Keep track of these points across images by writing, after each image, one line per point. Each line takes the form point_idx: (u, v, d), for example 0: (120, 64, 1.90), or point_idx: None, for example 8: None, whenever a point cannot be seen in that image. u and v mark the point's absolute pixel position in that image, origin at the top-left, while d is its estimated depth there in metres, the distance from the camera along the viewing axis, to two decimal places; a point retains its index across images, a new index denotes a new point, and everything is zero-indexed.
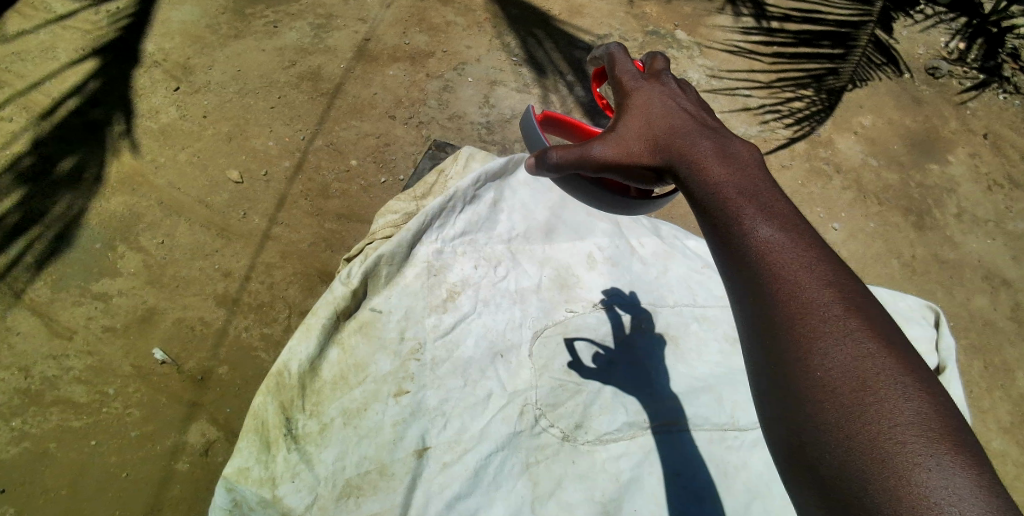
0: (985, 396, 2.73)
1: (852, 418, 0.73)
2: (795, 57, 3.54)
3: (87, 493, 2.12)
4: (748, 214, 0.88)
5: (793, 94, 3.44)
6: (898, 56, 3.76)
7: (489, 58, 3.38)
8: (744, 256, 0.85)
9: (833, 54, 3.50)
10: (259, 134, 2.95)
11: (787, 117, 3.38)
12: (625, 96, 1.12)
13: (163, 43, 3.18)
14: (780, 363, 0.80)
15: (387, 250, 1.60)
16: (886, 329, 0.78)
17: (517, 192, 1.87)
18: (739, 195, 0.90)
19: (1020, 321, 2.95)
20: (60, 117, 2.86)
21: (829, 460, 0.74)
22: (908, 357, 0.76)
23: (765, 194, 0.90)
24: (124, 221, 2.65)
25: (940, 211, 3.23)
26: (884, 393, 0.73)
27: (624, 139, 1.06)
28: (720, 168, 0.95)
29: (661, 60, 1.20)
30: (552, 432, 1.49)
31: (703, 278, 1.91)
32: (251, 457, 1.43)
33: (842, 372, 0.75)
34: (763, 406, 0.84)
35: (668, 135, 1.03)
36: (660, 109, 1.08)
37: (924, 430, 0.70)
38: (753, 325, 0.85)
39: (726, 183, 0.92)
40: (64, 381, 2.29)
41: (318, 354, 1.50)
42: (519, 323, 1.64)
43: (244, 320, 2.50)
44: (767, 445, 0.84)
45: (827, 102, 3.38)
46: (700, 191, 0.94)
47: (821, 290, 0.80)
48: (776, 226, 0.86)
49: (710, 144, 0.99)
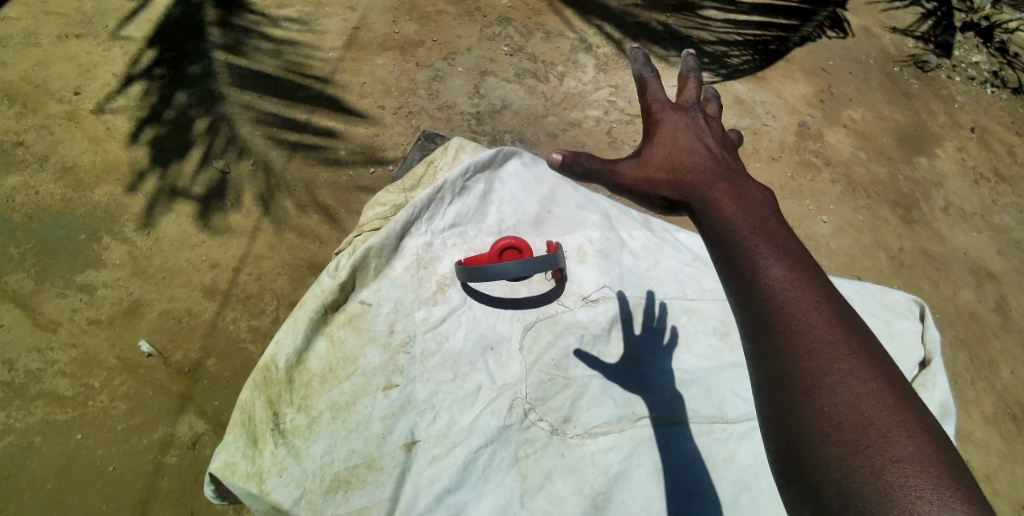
0: (969, 387, 2.76)
1: (851, 444, 0.89)
2: (751, 24, 3.76)
3: (73, 486, 2.11)
4: (765, 257, 1.03)
5: (733, 51, 3.59)
6: (850, 24, 3.88)
7: (481, 48, 3.33)
8: (762, 296, 1.00)
9: (784, 25, 3.80)
10: (246, 123, 2.91)
11: (728, 63, 3.52)
12: (654, 127, 1.24)
13: (149, 29, 3.11)
14: (789, 392, 0.96)
15: (376, 242, 1.59)
16: (881, 368, 0.95)
17: (506, 183, 1.84)
18: (758, 241, 1.05)
19: (1003, 314, 2.98)
20: (41, 106, 2.81)
21: (827, 480, 0.89)
22: (905, 398, 0.92)
23: (781, 242, 1.06)
24: (108, 211, 2.60)
25: (928, 204, 3.25)
26: (881, 426, 0.88)
27: (645, 166, 1.20)
28: (741, 215, 1.10)
29: (689, 79, 1.29)
30: (541, 426, 1.49)
31: (694, 271, 1.89)
32: (238, 451, 1.41)
33: (845, 404, 0.91)
34: (768, 425, 0.99)
35: (690, 175, 1.18)
36: (685, 145, 1.21)
37: (916, 461, 0.86)
38: (765, 358, 0.99)
39: (746, 230, 1.07)
40: (49, 374, 2.27)
41: (306, 346, 1.50)
42: (510, 316, 1.63)
43: (233, 312, 2.48)
44: (770, 459, 0.99)
45: (765, 56, 3.61)
46: (723, 233, 1.09)
47: (827, 332, 0.96)
48: (789, 272, 1.01)
49: (730, 192, 1.14)
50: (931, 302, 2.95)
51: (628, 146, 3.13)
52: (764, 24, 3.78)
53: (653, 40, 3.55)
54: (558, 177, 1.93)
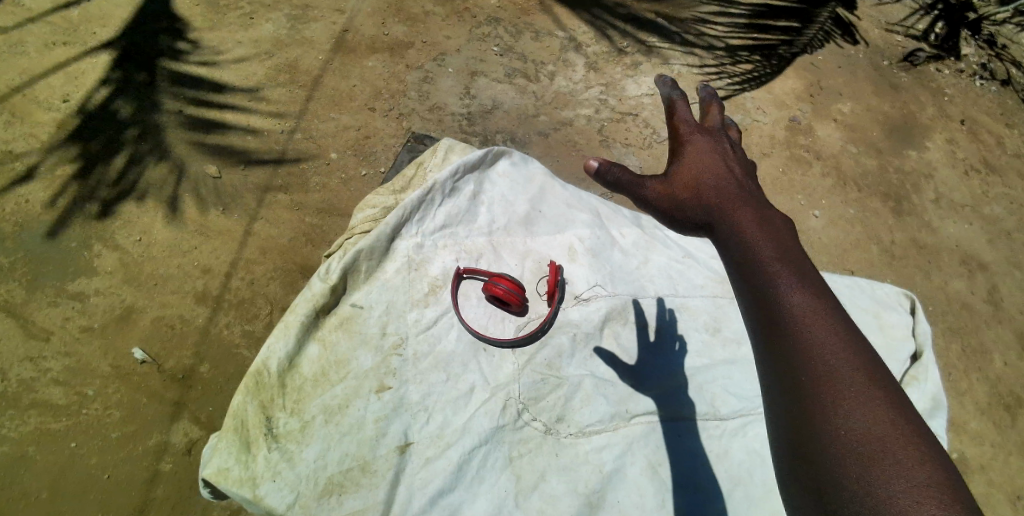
0: (962, 378, 2.77)
1: (870, 472, 0.88)
2: (755, 27, 3.63)
3: (69, 495, 2.11)
4: (785, 281, 1.02)
5: (739, 59, 3.52)
6: (858, 31, 3.82)
7: (470, 48, 3.33)
8: (781, 320, 1.00)
9: (789, 27, 3.68)
10: (237, 129, 2.90)
11: (736, 78, 3.45)
12: (680, 146, 1.24)
13: (136, 36, 3.09)
14: (806, 418, 0.95)
15: (365, 245, 1.59)
16: (900, 397, 0.94)
17: (496, 183, 1.84)
18: (778, 263, 1.05)
19: (995, 304, 3.00)
20: (29, 114, 2.79)
21: (843, 509, 0.88)
22: (925, 429, 0.91)
23: (801, 265, 1.05)
24: (98, 219, 2.59)
25: (918, 196, 3.26)
26: (900, 457, 0.87)
27: (672, 186, 1.20)
28: (762, 236, 1.09)
29: (712, 103, 1.32)
30: (535, 426, 1.49)
31: (684, 267, 1.88)
32: (230, 457, 1.43)
33: (865, 431, 0.90)
34: (783, 449, 0.98)
35: (714, 193, 1.17)
36: (709, 164, 1.21)
37: (934, 494, 0.85)
38: (783, 382, 0.98)
39: (766, 250, 1.07)
40: (42, 383, 2.27)
41: (297, 351, 1.50)
42: (502, 317, 1.65)
43: (226, 317, 2.47)
44: (784, 484, 0.97)
45: (774, 67, 3.53)
46: (741, 253, 1.08)
47: (845, 357, 0.96)
48: (809, 296, 1.01)
49: (752, 212, 1.13)
50: (922, 294, 2.96)
51: (619, 144, 3.13)
52: (768, 26, 3.65)
53: (643, 36, 3.54)
54: (548, 176, 1.93)
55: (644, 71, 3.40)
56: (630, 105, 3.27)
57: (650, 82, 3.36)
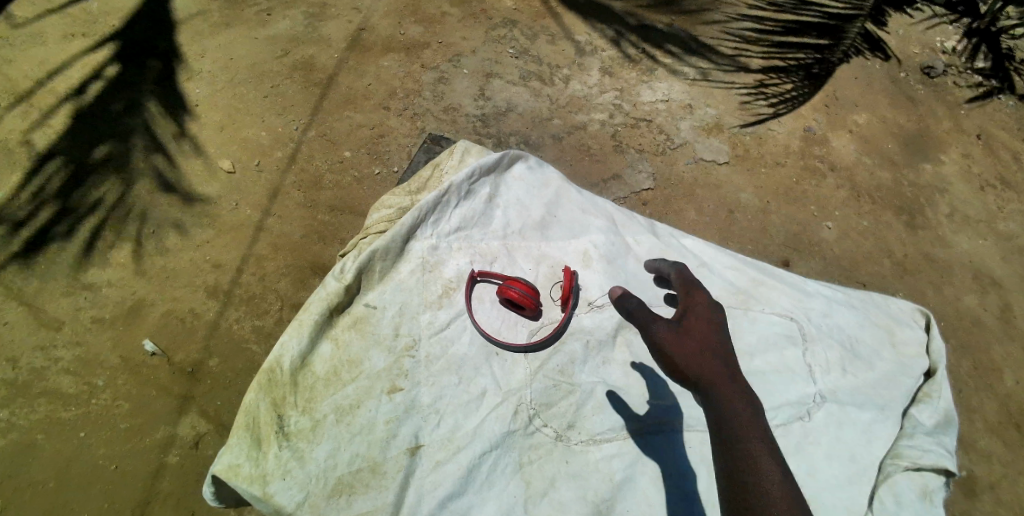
0: (973, 395, 2.74)
1: None
2: (783, 45, 3.51)
3: (75, 484, 2.12)
4: (759, 465, 1.11)
5: (767, 83, 3.41)
6: (889, 45, 3.64)
7: (485, 50, 3.32)
8: (750, 498, 1.08)
9: (820, 44, 3.52)
10: (252, 126, 2.92)
11: (763, 99, 3.34)
12: (688, 304, 1.34)
13: (155, 30, 3.11)
14: None
15: (381, 245, 1.64)
16: None
17: (512, 187, 1.86)
18: (754, 444, 1.14)
19: (1010, 323, 2.92)
20: (47, 105, 2.81)
21: None
22: None
23: (774, 450, 1.14)
24: (112, 210, 2.61)
25: (933, 210, 3.16)
26: None
27: (675, 338, 1.25)
28: (743, 413, 1.17)
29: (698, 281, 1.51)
30: (545, 432, 1.51)
31: (700, 276, 1.84)
32: (242, 453, 1.48)
33: None
34: None
35: (713, 356, 1.22)
36: (711, 326, 1.28)
37: None
38: None
39: (747, 430, 1.15)
40: (52, 372, 2.28)
41: (311, 349, 1.55)
42: (515, 322, 1.66)
43: (236, 312, 2.48)
44: None
45: (803, 88, 3.40)
46: (724, 424, 1.16)
47: None
48: (778, 481, 1.10)
49: (740, 386, 1.21)
50: (935, 309, 2.92)
51: (633, 149, 3.11)
52: (797, 44, 3.51)
53: (659, 41, 3.50)
54: (563, 181, 1.93)
55: (660, 77, 3.36)
56: (645, 110, 3.23)
57: (665, 88, 3.32)
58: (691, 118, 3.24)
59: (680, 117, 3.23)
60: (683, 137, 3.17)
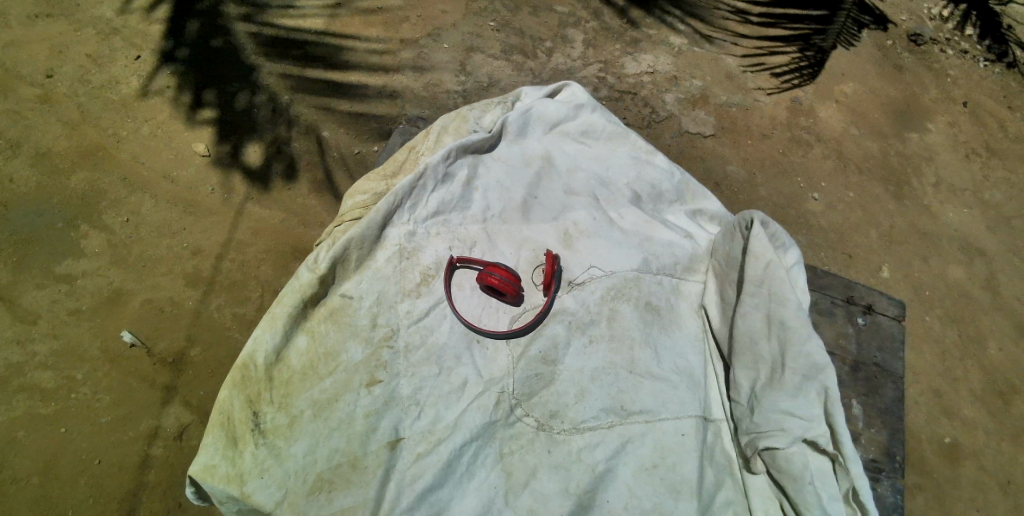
0: (958, 364, 2.75)
1: None
2: (781, 18, 3.39)
3: (60, 479, 2.10)
4: None
5: (775, 59, 3.31)
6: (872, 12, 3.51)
7: (466, 23, 3.19)
8: None
9: (821, 15, 3.42)
10: (223, 107, 2.81)
11: (773, 77, 3.28)
12: None
13: (121, 8, 2.97)
14: None
15: (356, 233, 1.62)
16: None
17: (491, 168, 1.83)
18: None
19: (993, 291, 2.92)
20: (14, 90, 2.71)
21: None
22: None
23: None
24: (86, 198, 2.54)
25: (919, 180, 3.12)
26: None
27: None
28: None
29: None
30: (527, 422, 1.55)
31: (686, 250, 1.87)
32: (217, 454, 1.46)
33: None
34: None
35: None
36: None
37: None
38: None
39: None
40: (30, 367, 2.23)
41: (285, 343, 1.54)
42: (497, 309, 1.68)
43: (217, 299, 2.43)
44: None
45: (813, 63, 3.33)
46: None
47: None
48: None
49: None
50: (921, 280, 2.90)
51: None
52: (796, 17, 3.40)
53: (644, 12, 3.38)
54: (545, 158, 1.89)
55: (645, 48, 3.27)
56: (630, 83, 3.16)
57: (650, 60, 3.24)
58: (676, 90, 3.17)
59: (665, 90, 3.16)
60: (669, 110, 3.11)
